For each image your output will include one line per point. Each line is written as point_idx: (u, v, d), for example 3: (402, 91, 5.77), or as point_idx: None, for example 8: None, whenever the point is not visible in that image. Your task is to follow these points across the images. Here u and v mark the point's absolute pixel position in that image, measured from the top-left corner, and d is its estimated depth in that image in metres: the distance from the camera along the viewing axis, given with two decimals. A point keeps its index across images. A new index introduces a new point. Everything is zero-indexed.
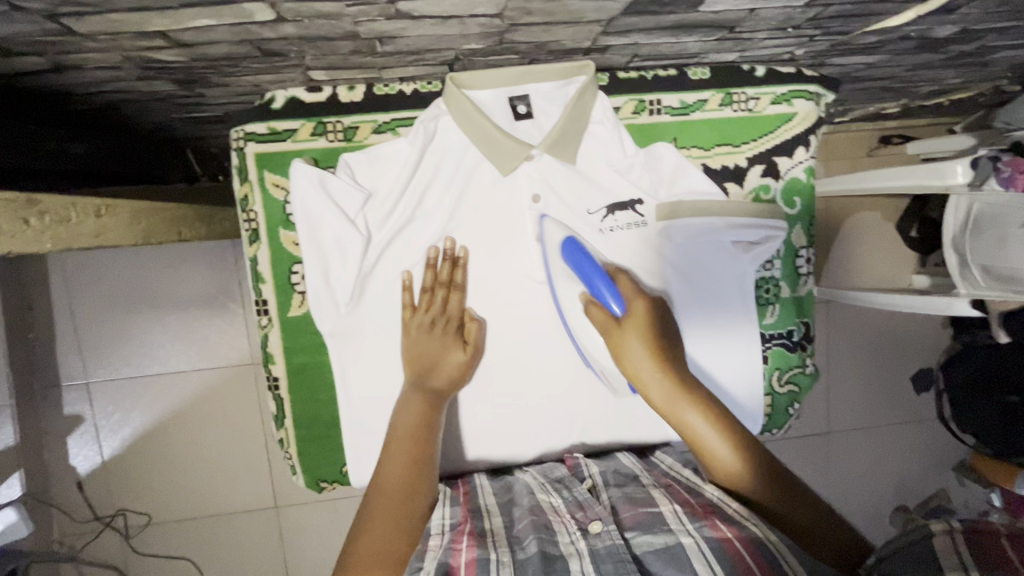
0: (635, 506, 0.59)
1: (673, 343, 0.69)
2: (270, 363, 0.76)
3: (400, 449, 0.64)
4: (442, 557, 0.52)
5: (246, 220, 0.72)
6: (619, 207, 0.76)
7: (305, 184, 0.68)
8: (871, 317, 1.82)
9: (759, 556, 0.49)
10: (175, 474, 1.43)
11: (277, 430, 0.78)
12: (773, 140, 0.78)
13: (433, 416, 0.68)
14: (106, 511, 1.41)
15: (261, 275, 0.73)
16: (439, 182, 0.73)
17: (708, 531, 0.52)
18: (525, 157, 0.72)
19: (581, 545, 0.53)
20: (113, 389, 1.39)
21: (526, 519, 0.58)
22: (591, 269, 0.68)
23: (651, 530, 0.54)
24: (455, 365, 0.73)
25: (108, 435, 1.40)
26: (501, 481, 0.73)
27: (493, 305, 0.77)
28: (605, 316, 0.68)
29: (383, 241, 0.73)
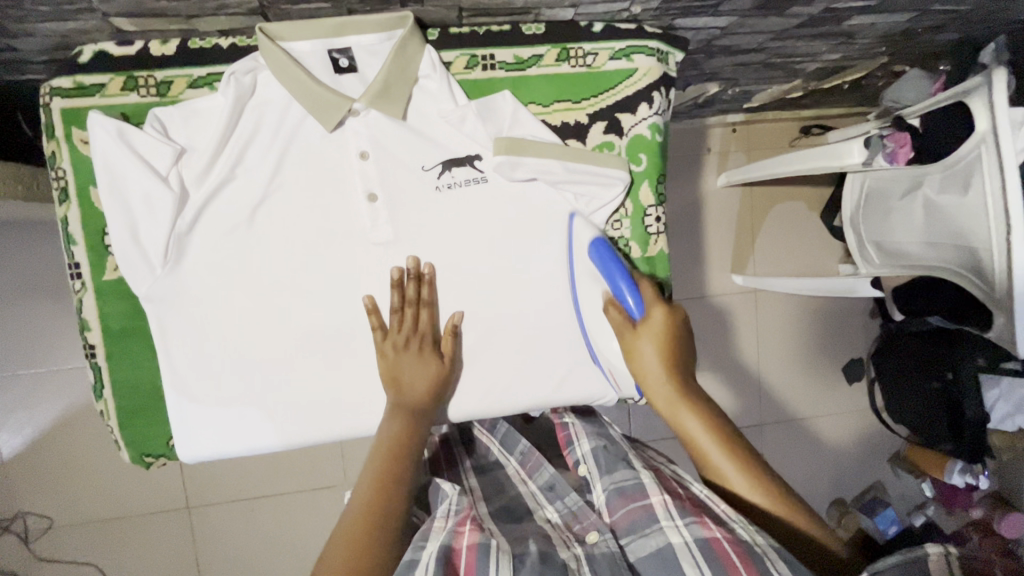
0: (626, 501, 0.64)
1: (690, 351, 0.67)
2: (86, 329, 0.71)
3: (377, 458, 0.66)
4: (445, 539, 0.59)
5: (55, 179, 0.69)
6: (456, 162, 0.75)
7: (105, 137, 0.65)
8: (802, 306, 1.81)
9: (746, 555, 0.51)
10: (74, 476, 1.48)
11: (96, 400, 0.73)
12: (614, 96, 0.77)
13: (417, 436, 0.69)
14: (4, 515, 1.44)
15: (73, 237, 0.70)
16: (260, 139, 0.71)
17: (700, 531, 0.55)
18: (348, 110, 0.70)
19: (578, 549, 0.61)
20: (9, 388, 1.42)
21: (530, 529, 0.66)
22: (616, 270, 0.69)
23: (643, 532, 0.59)
24: (428, 385, 0.73)
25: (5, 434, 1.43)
26: (485, 480, 0.83)
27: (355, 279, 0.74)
28: (623, 318, 0.67)
29: (201, 199, 0.70)
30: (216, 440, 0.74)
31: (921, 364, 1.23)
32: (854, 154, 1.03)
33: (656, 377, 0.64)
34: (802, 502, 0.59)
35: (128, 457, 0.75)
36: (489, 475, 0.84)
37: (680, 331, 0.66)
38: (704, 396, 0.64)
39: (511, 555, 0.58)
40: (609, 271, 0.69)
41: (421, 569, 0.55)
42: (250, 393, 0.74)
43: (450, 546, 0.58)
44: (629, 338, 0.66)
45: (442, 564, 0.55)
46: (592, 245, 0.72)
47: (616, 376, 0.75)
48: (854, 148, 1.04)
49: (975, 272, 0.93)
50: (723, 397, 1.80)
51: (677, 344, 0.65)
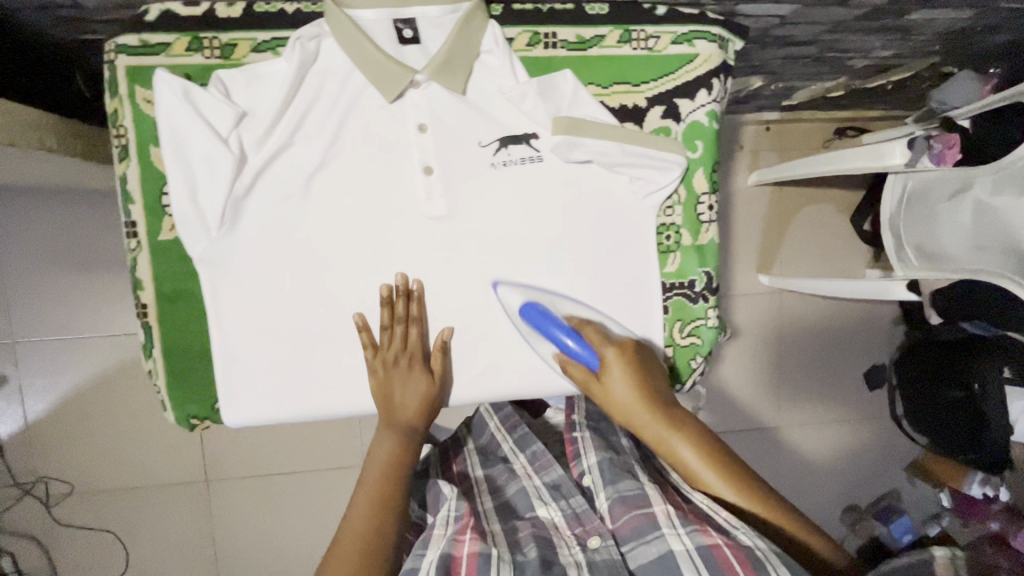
0: (629, 507, 0.70)
1: (654, 369, 0.73)
2: (139, 288, 0.71)
3: (377, 477, 0.70)
4: (446, 549, 0.66)
5: (116, 136, 0.69)
6: (512, 140, 0.74)
7: (170, 96, 0.65)
8: (826, 310, 1.79)
9: (747, 561, 0.57)
10: (95, 443, 1.51)
11: (145, 360, 0.73)
12: (674, 82, 0.77)
13: (409, 452, 0.73)
14: (27, 478, 1.48)
15: (131, 195, 0.70)
16: (320, 107, 0.70)
17: (700, 538, 0.61)
18: (410, 82, 0.70)
19: (580, 556, 0.67)
20: (39, 352, 1.46)
21: (527, 530, 0.73)
22: (555, 323, 0.72)
23: (644, 540, 0.65)
24: (420, 401, 0.74)
25: (32, 397, 1.47)
26: (493, 472, 0.89)
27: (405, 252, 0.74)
28: (586, 373, 0.72)
29: (259, 164, 0.69)
30: (261, 406, 0.74)
31: (946, 372, 1.22)
32: (896, 155, 1.04)
33: (632, 409, 0.70)
34: (791, 508, 0.65)
35: (173, 418, 0.75)
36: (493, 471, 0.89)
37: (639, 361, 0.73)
38: (668, 401, 0.71)
39: (511, 564, 0.65)
40: (548, 332, 0.72)
41: None
42: (296, 361, 0.74)
43: (451, 554, 0.65)
44: (599, 389, 0.72)
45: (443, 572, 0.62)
46: (524, 308, 0.73)
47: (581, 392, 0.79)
48: (897, 149, 1.04)
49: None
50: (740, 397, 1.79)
51: (640, 374, 0.71)
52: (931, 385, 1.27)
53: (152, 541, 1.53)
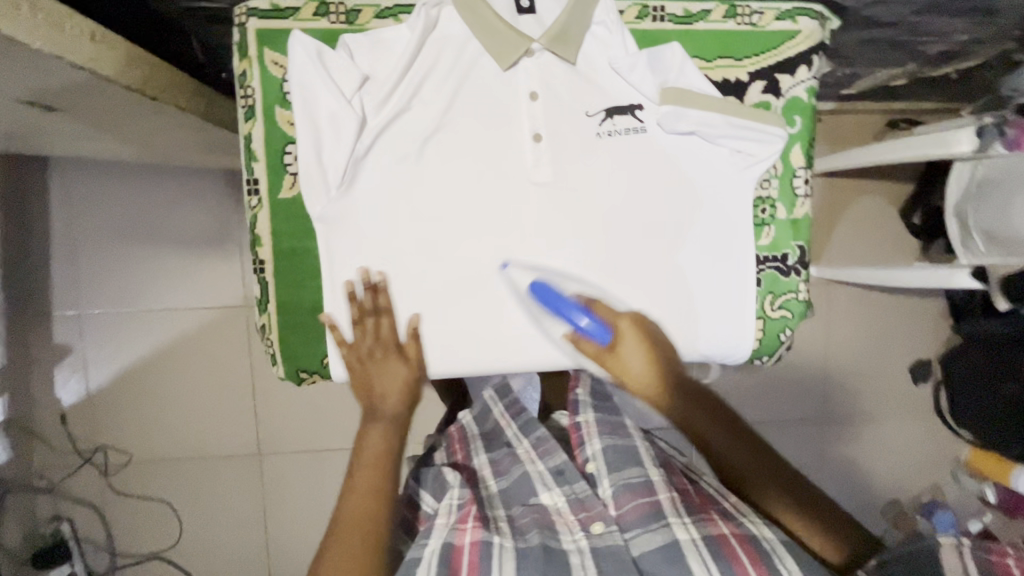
0: (635, 496, 0.75)
1: (665, 343, 0.80)
2: (257, 245, 0.74)
3: (368, 472, 0.75)
4: (448, 538, 0.71)
5: (243, 96, 0.72)
6: (618, 111, 0.76)
7: (304, 57, 0.68)
8: (873, 303, 1.80)
9: (753, 553, 0.67)
10: (152, 415, 1.53)
11: (260, 314, 0.76)
12: (776, 57, 0.78)
13: (393, 443, 0.77)
14: (87, 447, 1.52)
15: (254, 154, 0.72)
16: (437, 73, 0.73)
17: (709, 529, 0.71)
18: (525, 50, 0.73)
19: (581, 541, 0.73)
20: (101, 324, 1.50)
21: (529, 516, 0.76)
22: (564, 304, 0.75)
23: (650, 528, 0.72)
24: (401, 391, 0.77)
25: (94, 368, 1.51)
26: (497, 456, 0.86)
27: (511, 217, 0.76)
28: (597, 347, 0.78)
29: (378, 126, 0.72)
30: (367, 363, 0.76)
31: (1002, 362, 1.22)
32: (962, 144, 1.07)
33: (642, 377, 0.80)
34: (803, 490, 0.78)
35: (281, 373, 0.78)
36: (498, 454, 0.87)
37: (643, 334, 0.79)
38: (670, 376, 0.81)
39: (512, 552, 0.69)
40: (558, 308, 0.75)
41: (424, 566, 0.68)
42: (402, 321, 0.76)
43: (452, 544, 0.70)
44: (612, 360, 0.79)
45: (442, 563, 0.67)
46: (533, 286, 0.75)
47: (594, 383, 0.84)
48: (964, 138, 1.07)
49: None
50: (784, 388, 1.80)
51: (646, 344, 0.79)
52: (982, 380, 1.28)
53: (205, 512, 1.56)
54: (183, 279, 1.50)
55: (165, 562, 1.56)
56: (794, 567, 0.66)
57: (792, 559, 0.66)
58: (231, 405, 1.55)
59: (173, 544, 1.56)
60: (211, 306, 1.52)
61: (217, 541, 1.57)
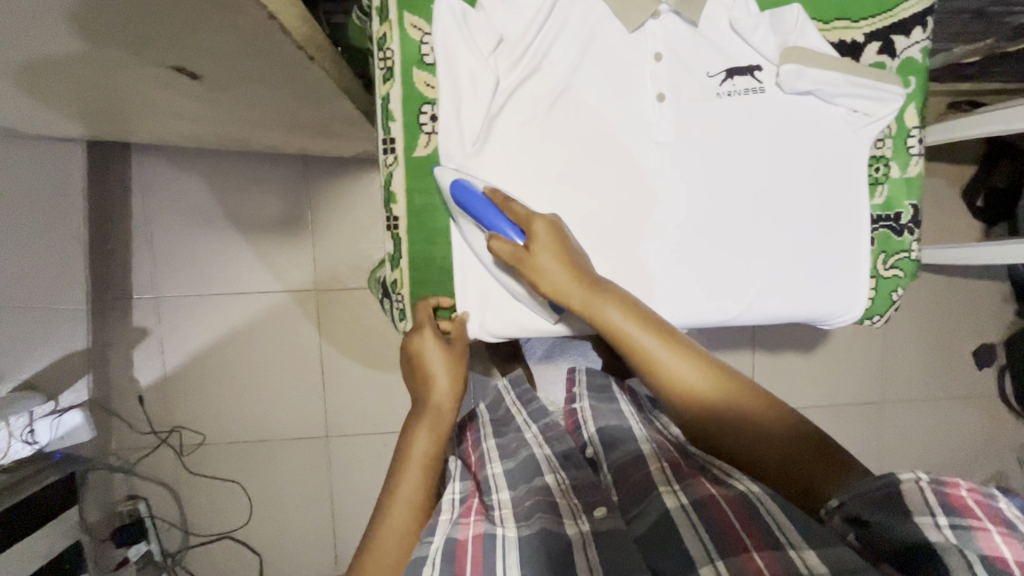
0: (631, 472, 0.68)
1: (579, 252, 0.72)
2: (391, 202, 0.78)
3: (415, 475, 0.67)
4: (450, 534, 0.60)
5: (382, 59, 0.75)
6: (738, 72, 0.78)
7: (448, 19, 0.71)
8: (934, 286, 1.79)
9: (741, 508, 0.54)
10: (225, 396, 1.57)
11: (392, 270, 0.80)
12: (891, 18, 0.80)
13: (444, 446, 0.72)
14: (162, 427, 1.55)
15: (391, 114, 0.76)
16: (567, 35, 0.75)
17: (693, 492, 0.59)
18: (652, 12, 0.75)
19: (583, 525, 0.61)
20: (177, 306, 1.54)
21: (532, 498, 0.66)
22: (483, 207, 0.71)
23: (645, 496, 0.62)
24: (452, 383, 0.75)
25: (171, 350, 1.55)
26: (504, 441, 0.84)
27: (634, 176, 0.79)
28: (511, 247, 0.69)
29: (510, 87, 0.75)
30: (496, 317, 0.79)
31: None
32: None
33: (562, 281, 0.68)
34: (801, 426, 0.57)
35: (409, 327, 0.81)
36: (505, 439, 0.84)
37: (563, 237, 0.71)
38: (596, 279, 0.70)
39: (517, 542, 0.59)
40: (478, 212, 0.71)
41: (429, 565, 0.55)
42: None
43: (455, 539, 0.59)
44: (527, 263, 0.69)
45: (447, 557, 0.56)
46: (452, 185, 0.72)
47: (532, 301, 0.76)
48: None
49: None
50: (844, 372, 1.79)
51: (568, 248, 0.70)
52: None
53: (276, 491, 1.59)
54: (256, 262, 1.54)
55: (234, 543, 1.58)
56: (784, 518, 0.50)
57: (782, 509, 0.51)
58: (302, 385, 1.58)
59: (242, 524, 1.58)
60: (284, 288, 1.55)
61: (286, 520, 1.59)
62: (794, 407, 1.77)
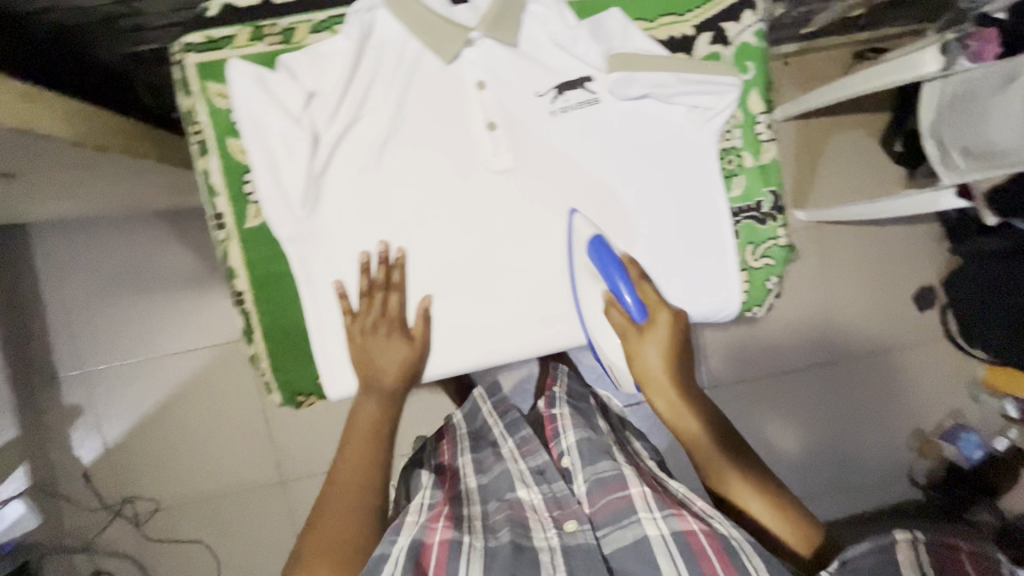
0: (608, 492, 0.65)
1: (688, 352, 0.75)
2: (232, 277, 0.74)
3: (357, 448, 0.72)
4: (417, 534, 0.61)
5: (193, 133, 0.72)
6: (569, 86, 0.75)
7: (244, 85, 0.67)
8: (866, 237, 1.79)
9: (723, 551, 0.54)
10: (174, 457, 1.42)
11: (247, 345, 0.76)
12: (717, 7, 0.77)
13: (387, 418, 0.75)
14: (113, 500, 1.41)
15: (214, 188, 0.72)
16: (382, 79, 0.72)
17: (677, 522, 0.57)
18: (465, 41, 0.72)
19: (555, 540, 0.62)
20: (111, 377, 1.41)
21: (502, 513, 0.68)
22: (614, 268, 0.71)
23: (620, 525, 0.61)
24: (400, 365, 0.75)
25: (111, 421, 1.41)
26: (481, 456, 0.83)
27: (482, 211, 0.76)
28: (625, 319, 0.72)
29: (332, 142, 0.72)
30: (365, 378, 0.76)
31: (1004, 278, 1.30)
32: (928, 63, 1.04)
33: (657, 373, 0.72)
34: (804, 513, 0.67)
35: (278, 399, 0.78)
36: (483, 455, 0.84)
37: (680, 334, 0.74)
38: (684, 379, 0.74)
39: (485, 551, 0.59)
40: (609, 273, 0.71)
41: (391, 563, 0.57)
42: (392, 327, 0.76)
43: (421, 542, 0.60)
44: (635, 340, 0.72)
45: (411, 557, 0.57)
46: (594, 242, 0.72)
47: (616, 372, 0.77)
48: (929, 57, 1.05)
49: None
50: (794, 332, 1.77)
51: (676, 343, 0.73)
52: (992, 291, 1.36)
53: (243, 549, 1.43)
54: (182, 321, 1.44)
55: None
56: (767, 573, 0.52)
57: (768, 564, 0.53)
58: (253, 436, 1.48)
59: None
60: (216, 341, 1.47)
61: None
62: (751, 376, 1.74)
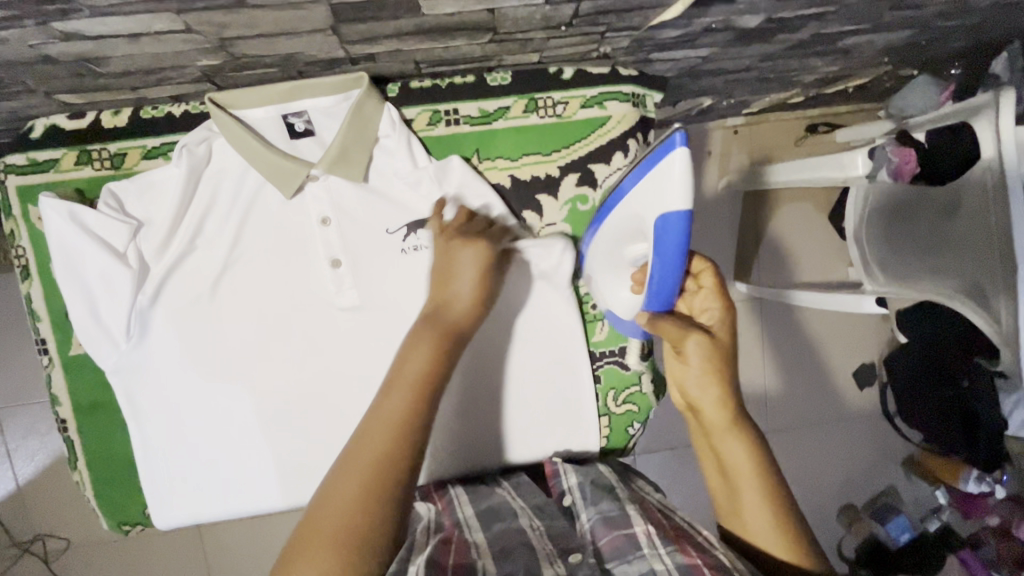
0: (611, 526, 0.60)
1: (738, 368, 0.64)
2: (56, 404, 0.71)
3: (401, 395, 0.55)
4: (430, 554, 0.52)
5: (15, 257, 0.69)
6: (421, 225, 0.71)
7: (57, 219, 0.64)
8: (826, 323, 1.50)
9: None
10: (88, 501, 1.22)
11: (72, 471, 0.73)
12: (586, 147, 0.74)
13: (445, 369, 0.58)
14: (23, 536, 1.21)
15: (37, 314, 0.69)
16: (218, 210, 0.69)
17: (680, 556, 0.52)
18: (307, 176, 0.68)
19: (562, 567, 0.53)
20: (29, 418, 1.18)
21: (509, 542, 0.57)
22: (672, 253, 0.58)
23: (626, 557, 0.55)
24: (475, 295, 0.64)
25: (22, 458, 1.19)
26: (476, 489, 0.70)
27: (321, 349, 0.72)
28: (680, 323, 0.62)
29: (160, 274, 0.68)
30: (190, 508, 0.73)
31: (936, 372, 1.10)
32: (858, 166, 1.06)
33: (700, 383, 0.62)
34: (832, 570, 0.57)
35: (106, 523, 0.76)
36: (479, 486, 0.71)
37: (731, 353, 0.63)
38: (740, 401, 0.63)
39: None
40: (667, 261, 0.59)
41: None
42: (236, 445, 0.73)
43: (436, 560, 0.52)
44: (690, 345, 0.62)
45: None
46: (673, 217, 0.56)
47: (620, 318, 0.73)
48: (860, 160, 1.07)
49: (966, 286, 0.90)
50: None
51: (728, 364, 0.62)
52: (928, 385, 1.13)
53: None
54: None
55: None
56: None
57: None
58: None
59: None
60: None
61: None
62: None
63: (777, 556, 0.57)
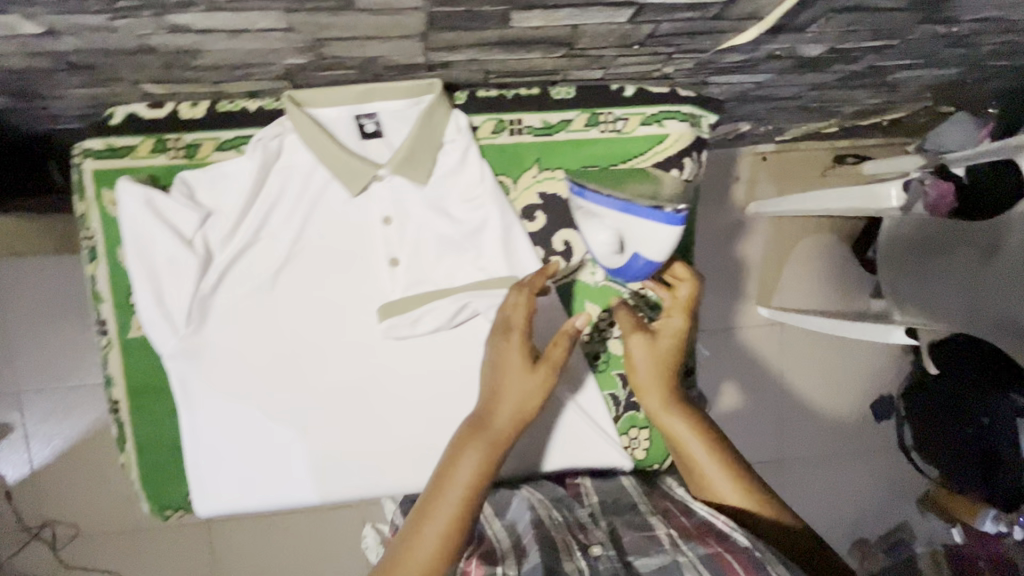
0: (631, 529, 0.62)
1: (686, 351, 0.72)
2: (110, 385, 0.73)
3: (463, 478, 0.56)
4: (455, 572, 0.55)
5: (86, 238, 0.71)
6: (476, 230, 0.73)
7: (133, 203, 0.66)
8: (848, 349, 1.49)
9: (748, 566, 0.52)
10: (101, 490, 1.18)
11: (119, 453, 0.74)
12: (643, 162, 0.76)
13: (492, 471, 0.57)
14: (30, 522, 1.17)
15: (100, 295, 0.71)
16: (284, 203, 0.70)
17: (700, 548, 0.55)
18: (373, 176, 0.70)
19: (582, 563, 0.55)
20: (48, 403, 1.15)
21: (532, 535, 0.59)
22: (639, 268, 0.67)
23: (647, 552, 0.57)
24: (523, 404, 0.60)
25: (38, 442, 1.16)
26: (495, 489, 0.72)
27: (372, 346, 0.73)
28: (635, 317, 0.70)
29: (223, 262, 0.70)
30: (231, 497, 0.74)
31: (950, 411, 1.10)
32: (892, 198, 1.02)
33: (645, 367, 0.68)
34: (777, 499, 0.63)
35: (147, 507, 0.76)
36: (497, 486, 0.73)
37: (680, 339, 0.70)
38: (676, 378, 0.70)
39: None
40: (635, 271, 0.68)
41: None
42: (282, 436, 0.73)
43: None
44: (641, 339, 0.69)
45: None
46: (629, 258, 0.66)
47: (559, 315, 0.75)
48: (894, 193, 1.03)
49: (997, 323, 0.92)
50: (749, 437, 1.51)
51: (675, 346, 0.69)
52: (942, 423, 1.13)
53: None
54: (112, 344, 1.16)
55: None
56: None
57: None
58: None
59: None
60: None
61: None
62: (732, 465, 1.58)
63: (737, 505, 0.63)
